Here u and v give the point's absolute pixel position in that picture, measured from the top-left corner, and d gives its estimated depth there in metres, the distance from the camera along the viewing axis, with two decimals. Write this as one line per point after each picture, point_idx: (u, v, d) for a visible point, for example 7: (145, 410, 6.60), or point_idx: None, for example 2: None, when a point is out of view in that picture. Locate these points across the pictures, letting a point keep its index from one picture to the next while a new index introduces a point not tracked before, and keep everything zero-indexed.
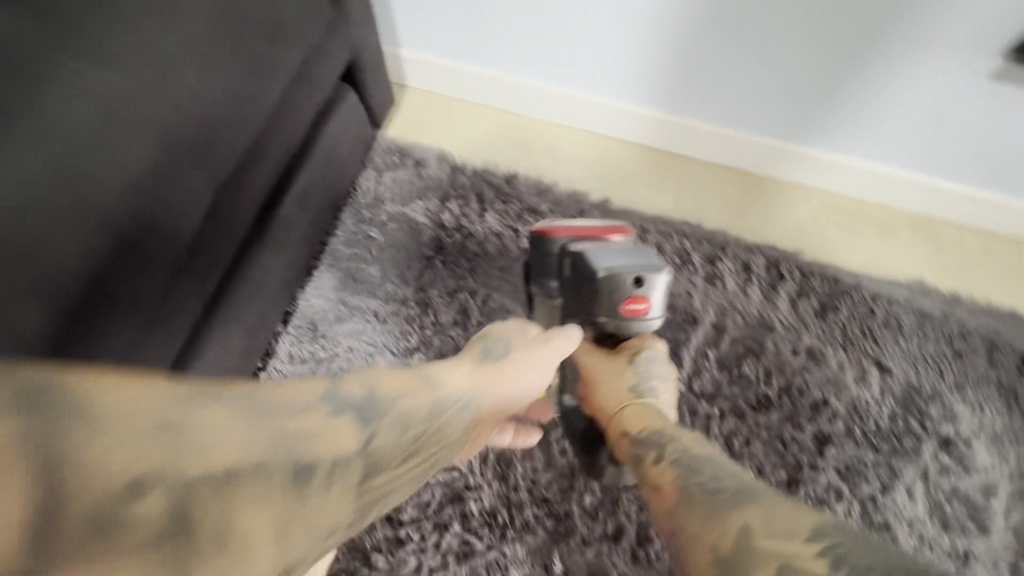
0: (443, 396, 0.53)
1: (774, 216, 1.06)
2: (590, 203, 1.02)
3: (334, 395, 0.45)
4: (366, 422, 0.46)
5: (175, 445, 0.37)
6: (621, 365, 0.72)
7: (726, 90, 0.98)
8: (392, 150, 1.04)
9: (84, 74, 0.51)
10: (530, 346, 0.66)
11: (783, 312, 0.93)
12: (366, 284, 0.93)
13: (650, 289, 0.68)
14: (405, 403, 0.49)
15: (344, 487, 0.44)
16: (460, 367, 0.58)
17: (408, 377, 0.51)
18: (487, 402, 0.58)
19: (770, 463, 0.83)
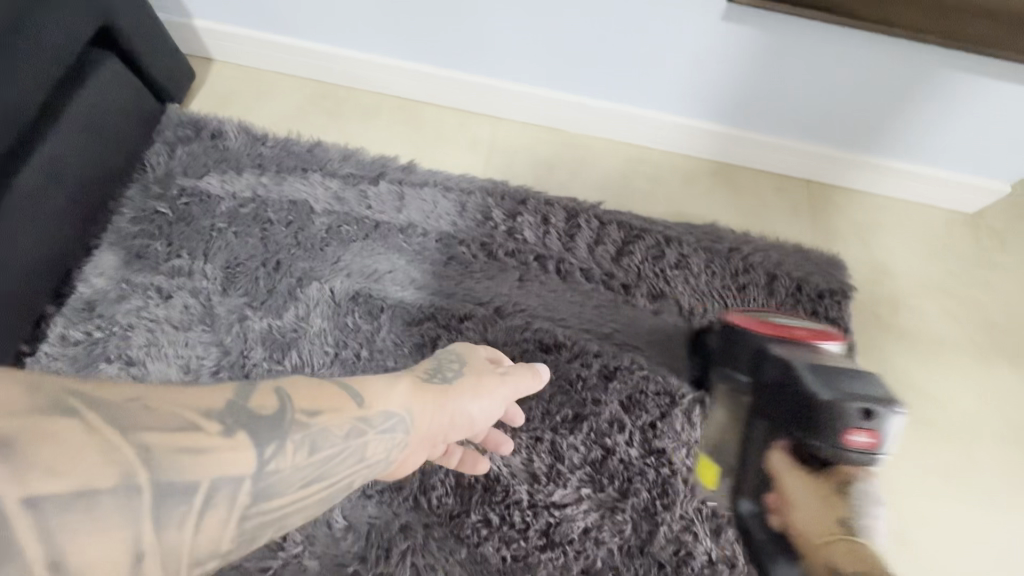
0: (376, 416, 0.56)
1: (583, 170, 1.09)
2: (396, 165, 1.02)
3: (243, 407, 0.47)
4: (271, 440, 0.47)
5: (22, 468, 0.36)
6: (836, 498, 0.67)
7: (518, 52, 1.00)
8: (185, 123, 1.01)
9: None
10: (479, 375, 0.72)
11: (580, 258, 0.97)
12: (149, 259, 0.90)
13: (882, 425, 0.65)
14: (329, 421, 0.52)
15: (226, 508, 0.43)
16: (400, 388, 0.61)
17: (335, 396, 0.54)
18: (420, 423, 0.61)
19: (557, 403, 0.86)
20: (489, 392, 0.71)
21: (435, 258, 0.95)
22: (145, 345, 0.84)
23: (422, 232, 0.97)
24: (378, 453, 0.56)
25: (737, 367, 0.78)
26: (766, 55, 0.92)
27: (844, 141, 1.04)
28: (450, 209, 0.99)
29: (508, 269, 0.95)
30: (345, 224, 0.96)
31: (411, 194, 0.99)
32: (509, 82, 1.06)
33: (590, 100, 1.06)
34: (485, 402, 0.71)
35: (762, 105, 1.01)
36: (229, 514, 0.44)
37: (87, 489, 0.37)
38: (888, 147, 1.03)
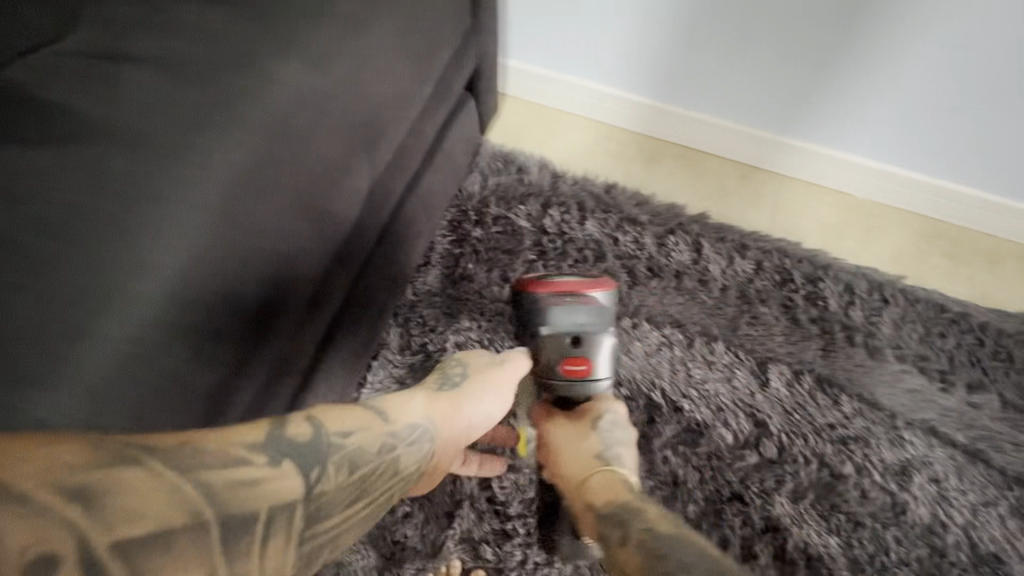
0: (401, 428, 0.57)
1: (872, 237, 1.06)
2: (689, 217, 1.03)
3: (286, 436, 0.47)
4: (317, 465, 0.47)
5: (102, 515, 0.36)
6: (586, 433, 0.73)
7: (838, 112, 0.98)
8: (496, 156, 1.08)
9: (295, 72, 0.55)
10: (474, 367, 0.72)
11: (887, 336, 0.93)
12: (470, 281, 0.97)
13: (592, 351, 0.76)
14: (362, 439, 0.52)
15: (284, 536, 0.44)
16: (413, 399, 0.62)
17: (363, 415, 0.54)
18: (441, 428, 0.62)
19: (873, 488, 0.82)
20: (500, 391, 0.71)
21: (734, 314, 0.94)
22: None
23: (723, 286, 0.96)
24: (410, 461, 0.56)
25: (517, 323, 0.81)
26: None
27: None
28: (746, 266, 0.98)
29: (811, 336, 0.93)
30: (646, 269, 0.98)
31: (708, 247, 1.00)
32: (807, 142, 1.05)
33: (894, 169, 1.03)
34: (493, 404, 0.70)
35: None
36: (288, 539, 0.45)
37: (167, 529, 0.38)
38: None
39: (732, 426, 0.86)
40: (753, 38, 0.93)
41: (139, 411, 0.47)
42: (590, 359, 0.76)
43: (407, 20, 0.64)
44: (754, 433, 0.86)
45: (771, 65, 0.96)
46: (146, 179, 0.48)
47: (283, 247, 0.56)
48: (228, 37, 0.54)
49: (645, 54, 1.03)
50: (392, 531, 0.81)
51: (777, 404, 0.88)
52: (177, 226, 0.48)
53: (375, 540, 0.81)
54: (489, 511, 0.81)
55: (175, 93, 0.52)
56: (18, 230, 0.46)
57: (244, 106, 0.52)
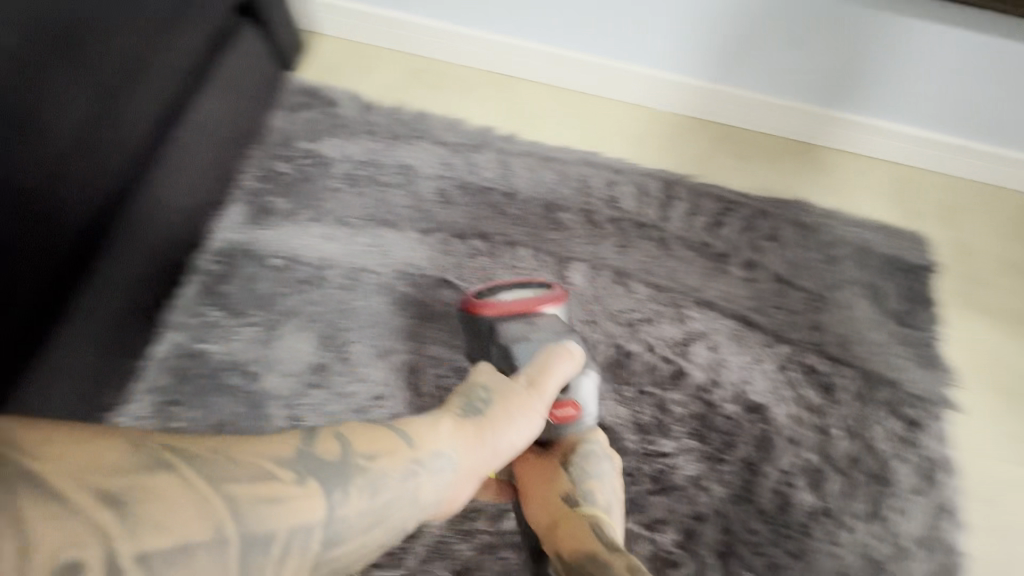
0: (427, 456, 0.54)
1: (672, 144, 1.13)
2: (498, 137, 1.07)
3: (309, 454, 0.48)
4: (340, 488, 0.47)
5: (133, 526, 0.38)
6: (552, 472, 0.75)
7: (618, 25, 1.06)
8: (302, 91, 1.07)
9: None
10: (515, 390, 0.66)
11: (676, 228, 1.00)
12: (276, 214, 0.96)
13: (569, 395, 0.76)
14: (386, 464, 0.51)
15: (299, 557, 0.44)
16: (438, 428, 0.57)
17: (388, 438, 0.53)
18: (466, 459, 0.57)
19: (658, 359, 0.90)
20: (532, 409, 0.66)
21: (540, 222, 0.99)
22: (276, 292, 0.91)
23: (528, 196, 1.01)
24: (430, 494, 0.53)
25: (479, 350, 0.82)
26: (828, 22, 0.99)
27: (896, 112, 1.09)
28: (550, 176, 1.03)
29: (608, 235, 0.99)
30: (454, 188, 1.01)
31: (515, 163, 1.04)
32: (605, 59, 1.11)
33: (679, 79, 1.11)
34: (525, 424, 0.64)
35: (817, 78, 1.07)
36: (302, 563, 0.44)
37: (186, 546, 0.39)
38: (941, 111, 1.07)
39: None
40: None
41: None
42: (570, 400, 0.76)
43: None
44: None
45: None
46: None
47: None
48: None
49: None
50: None
51: (575, 298, 0.94)
52: None
53: None
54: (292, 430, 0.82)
55: None
56: None
57: None
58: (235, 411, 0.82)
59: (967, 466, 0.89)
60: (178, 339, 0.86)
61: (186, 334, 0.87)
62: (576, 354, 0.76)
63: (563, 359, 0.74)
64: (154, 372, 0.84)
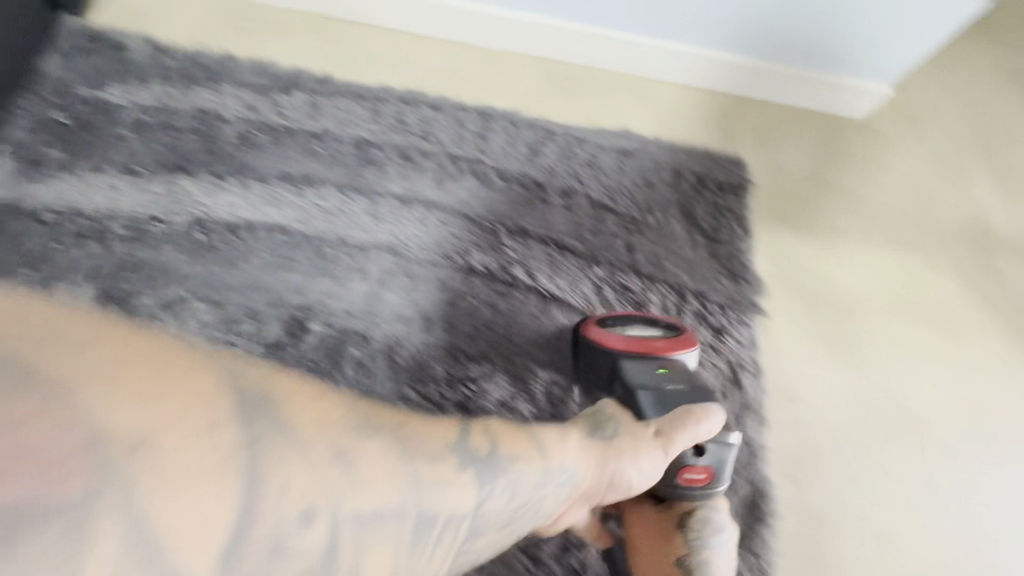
0: (556, 467, 0.52)
1: (500, 80, 1.11)
2: (309, 77, 1.02)
3: (454, 444, 0.46)
4: (489, 480, 0.46)
5: (338, 491, 0.38)
6: (668, 531, 0.68)
7: None
8: (84, 35, 0.98)
9: None
10: (638, 437, 0.61)
11: (494, 159, 0.99)
12: (50, 166, 0.88)
13: (713, 458, 0.67)
14: (523, 470, 0.49)
15: (448, 542, 0.44)
16: (565, 440, 0.55)
17: (520, 439, 0.51)
18: (585, 480, 0.56)
19: (470, 286, 0.90)
20: (648, 455, 0.60)
21: (351, 160, 0.96)
22: (48, 247, 0.83)
23: (338, 135, 0.97)
24: (551, 503, 0.53)
25: (599, 381, 0.78)
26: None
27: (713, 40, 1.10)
28: (364, 113, 0.99)
29: (423, 170, 0.97)
30: (257, 131, 0.96)
31: (325, 103, 1.00)
32: None
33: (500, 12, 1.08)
34: (649, 464, 0.61)
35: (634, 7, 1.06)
36: (451, 545, 0.45)
37: (382, 513, 0.39)
38: (752, 37, 1.09)
39: (341, 260, 0.89)
40: None
41: None
42: (706, 467, 0.67)
43: None
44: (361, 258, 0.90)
45: None
46: None
47: None
48: None
49: None
50: None
51: (386, 233, 0.92)
52: None
53: None
54: None
55: None
56: None
57: None
58: None
59: (768, 367, 0.96)
60: None
61: None
62: (719, 420, 0.66)
63: (713, 417, 0.65)
64: None
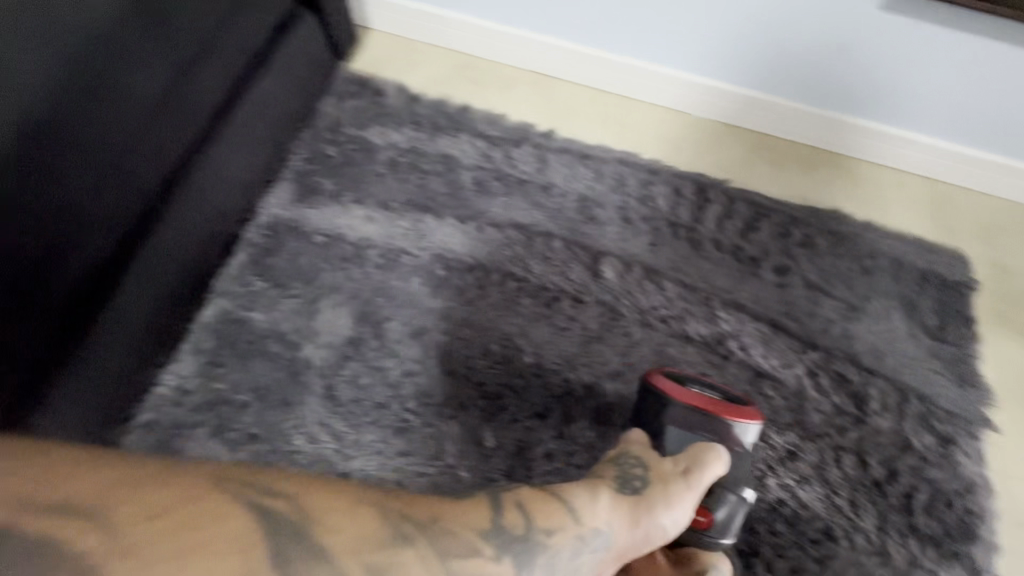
0: (589, 533, 0.58)
1: (707, 149, 1.14)
2: (537, 132, 1.10)
3: (500, 526, 0.54)
4: (526, 566, 0.53)
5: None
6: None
7: (654, 39, 1.10)
8: (353, 80, 1.11)
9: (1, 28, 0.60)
10: (666, 477, 0.66)
11: (709, 230, 1.01)
12: (320, 194, 1.00)
13: (719, 506, 0.71)
14: (558, 541, 0.56)
15: None
16: (596, 501, 0.61)
17: (559, 513, 0.58)
18: (618, 538, 0.61)
19: (687, 354, 0.91)
20: (682, 502, 0.65)
21: (575, 215, 1.01)
22: (319, 266, 0.95)
23: (563, 189, 1.03)
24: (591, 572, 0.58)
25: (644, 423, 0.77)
26: (871, 32, 0.98)
27: (910, 122, 1.08)
28: (587, 173, 1.05)
29: (641, 233, 1.01)
30: (493, 179, 1.03)
31: (552, 159, 1.06)
32: (651, 64, 1.14)
33: (719, 85, 1.13)
34: (680, 512, 0.64)
35: (844, 83, 1.06)
36: None
37: None
38: (981, 129, 1.06)
39: (563, 313, 0.94)
40: None
41: None
42: (712, 512, 0.71)
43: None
44: (590, 311, 0.94)
45: None
46: None
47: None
48: None
49: None
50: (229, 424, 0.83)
51: (606, 289, 0.96)
52: None
53: (213, 431, 0.83)
54: (327, 397, 0.85)
55: None
56: None
57: None
58: (276, 376, 0.86)
59: (1000, 487, 0.87)
60: (223, 305, 0.91)
61: (232, 300, 0.91)
62: (723, 462, 0.68)
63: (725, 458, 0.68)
64: (200, 334, 0.88)
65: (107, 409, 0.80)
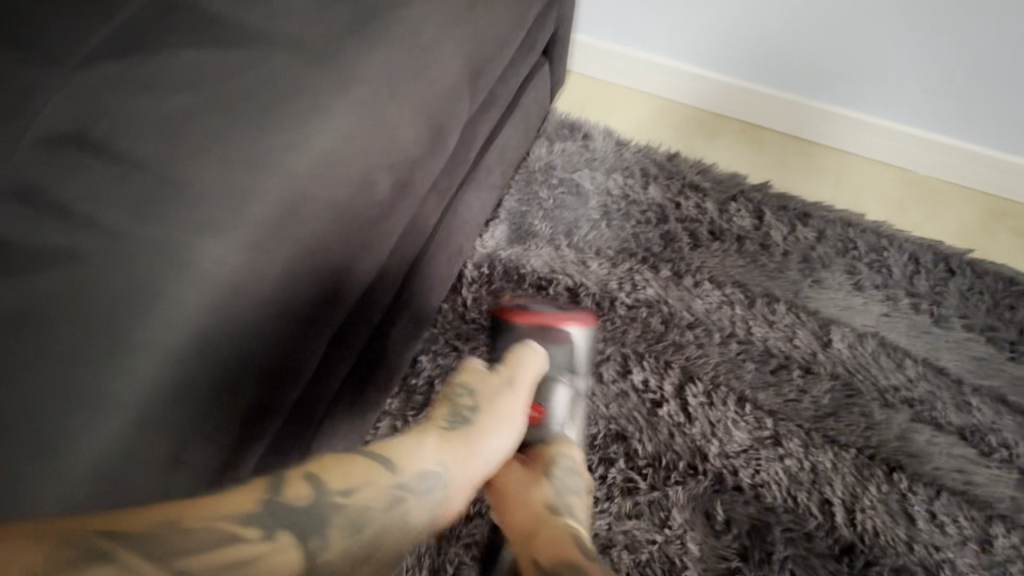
0: (411, 478, 0.53)
1: (939, 211, 1.05)
2: (751, 185, 1.06)
3: (278, 506, 0.44)
4: (362, 520, 0.47)
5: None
6: (538, 478, 0.71)
7: (892, 95, 1.01)
8: (563, 124, 1.13)
9: (338, 112, 0.55)
10: (496, 398, 0.67)
11: (954, 306, 0.93)
12: (534, 236, 1.02)
13: (544, 398, 0.78)
14: (367, 494, 0.49)
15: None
16: (420, 443, 0.57)
17: (368, 467, 0.51)
18: (456, 472, 0.57)
19: (940, 445, 0.83)
20: (509, 418, 0.66)
21: (800, 277, 0.96)
22: (537, 310, 0.96)
23: (784, 249, 0.98)
24: (424, 515, 0.52)
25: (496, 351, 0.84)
26: None
27: None
28: (809, 234, 1.00)
29: (874, 301, 0.93)
30: (708, 232, 1.01)
31: (770, 215, 1.02)
32: (883, 118, 1.05)
33: (964, 145, 1.02)
34: (508, 431, 0.64)
35: None
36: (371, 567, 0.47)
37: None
38: None
39: (792, 383, 0.88)
40: (806, 18, 0.97)
41: (202, 407, 0.47)
42: (542, 405, 0.77)
43: (462, 75, 0.64)
44: (823, 382, 0.88)
45: (830, 42, 0.99)
46: (199, 180, 0.50)
47: (318, 262, 0.53)
48: (272, 84, 0.54)
49: (700, 31, 1.08)
50: None
51: (839, 361, 0.89)
52: (204, 270, 0.48)
53: None
54: None
55: (227, 128, 0.52)
56: (120, 208, 0.49)
57: (259, 101, 0.53)
58: None
59: None
60: (448, 341, 0.93)
61: (455, 337, 0.94)
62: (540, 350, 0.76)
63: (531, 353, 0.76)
64: (428, 367, 0.92)
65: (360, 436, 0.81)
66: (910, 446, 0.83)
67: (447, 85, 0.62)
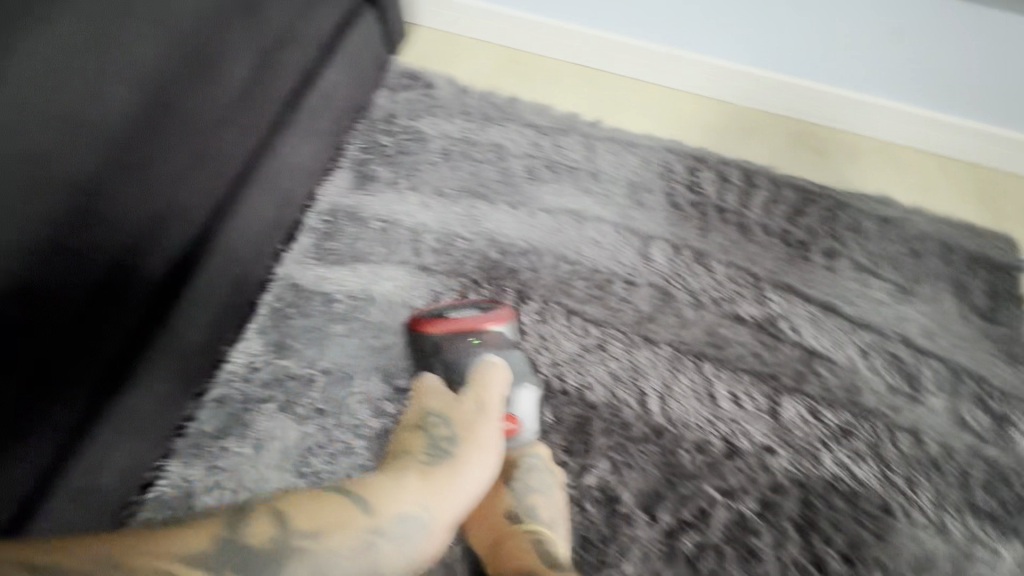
0: (389, 521, 0.54)
1: (750, 136, 1.16)
2: (583, 122, 1.12)
3: (235, 541, 0.49)
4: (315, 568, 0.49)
5: None
6: (499, 487, 0.79)
7: (695, 30, 1.10)
8: (404, 74, 1.15)
9: (50, 34, 0.57)
10: (470, 423, 0.68)
11: (757, 216, 1.03)
12: (375, 181, 1.04)
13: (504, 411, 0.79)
14: (336, 542, 0.51)
15: None
16: (403, 483, 0.58)
17: (342, 512, 0.53)
18: (439, 510, 0.57)
19: (740, 334, 0.93)
20: (482, 444, 0.67)
21: (625, 200, 1.04)
22: (378, 250, 0.98)
23: (611, 177, 1.06)
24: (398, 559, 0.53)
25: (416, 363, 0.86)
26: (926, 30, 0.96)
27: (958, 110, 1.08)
28: (633, 162, 1.08)
29: (689, 217, 1.03)
30: (542, 166, 1.06)
31: (600, 148, 1.09)
32: (695, 52, 1.14)
33: (763, 72, 1.13)
34: (482, 464, 0.65)
35: (880, 70, 1.06)
36: None
37: None
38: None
39: (615, 294, 0.95)
40: None
41: None
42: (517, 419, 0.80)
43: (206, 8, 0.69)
44: (642, 290, 0.96)
45: None
46: None
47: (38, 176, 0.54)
48: None
49: None
50: (296, 399, 0.85)
51: (658, 271, 0.98)
52: None
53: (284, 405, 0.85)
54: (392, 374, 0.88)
55: None
56: None
57: None
58: (342, 352, 0.90)
59: None
60: (287, 286, 0.94)
61: (295, 282, 0.94)
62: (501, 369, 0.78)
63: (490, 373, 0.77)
64: (265, 313, 0.91)
65: (190, 382, 0.81)
66: (715, 337, 0.92)
67: (186, 15, 0.66)
